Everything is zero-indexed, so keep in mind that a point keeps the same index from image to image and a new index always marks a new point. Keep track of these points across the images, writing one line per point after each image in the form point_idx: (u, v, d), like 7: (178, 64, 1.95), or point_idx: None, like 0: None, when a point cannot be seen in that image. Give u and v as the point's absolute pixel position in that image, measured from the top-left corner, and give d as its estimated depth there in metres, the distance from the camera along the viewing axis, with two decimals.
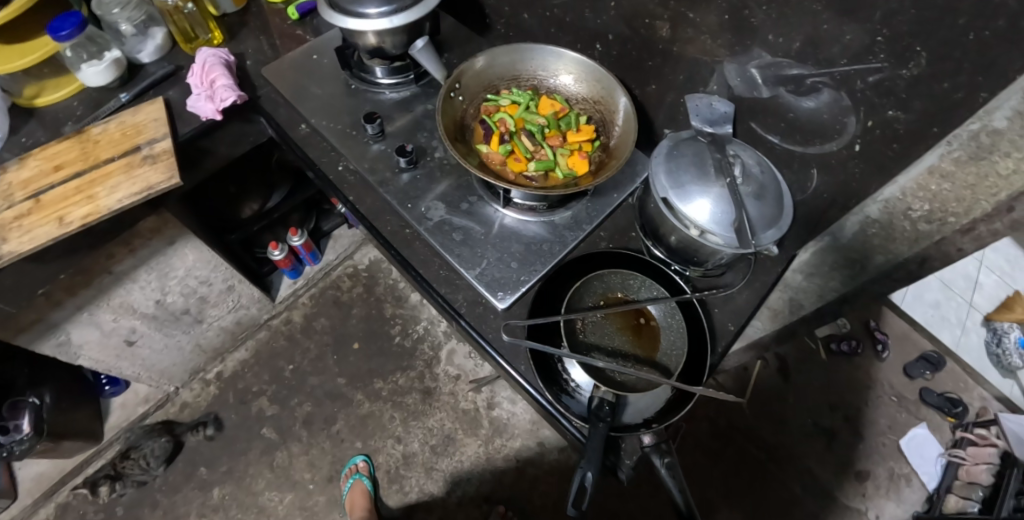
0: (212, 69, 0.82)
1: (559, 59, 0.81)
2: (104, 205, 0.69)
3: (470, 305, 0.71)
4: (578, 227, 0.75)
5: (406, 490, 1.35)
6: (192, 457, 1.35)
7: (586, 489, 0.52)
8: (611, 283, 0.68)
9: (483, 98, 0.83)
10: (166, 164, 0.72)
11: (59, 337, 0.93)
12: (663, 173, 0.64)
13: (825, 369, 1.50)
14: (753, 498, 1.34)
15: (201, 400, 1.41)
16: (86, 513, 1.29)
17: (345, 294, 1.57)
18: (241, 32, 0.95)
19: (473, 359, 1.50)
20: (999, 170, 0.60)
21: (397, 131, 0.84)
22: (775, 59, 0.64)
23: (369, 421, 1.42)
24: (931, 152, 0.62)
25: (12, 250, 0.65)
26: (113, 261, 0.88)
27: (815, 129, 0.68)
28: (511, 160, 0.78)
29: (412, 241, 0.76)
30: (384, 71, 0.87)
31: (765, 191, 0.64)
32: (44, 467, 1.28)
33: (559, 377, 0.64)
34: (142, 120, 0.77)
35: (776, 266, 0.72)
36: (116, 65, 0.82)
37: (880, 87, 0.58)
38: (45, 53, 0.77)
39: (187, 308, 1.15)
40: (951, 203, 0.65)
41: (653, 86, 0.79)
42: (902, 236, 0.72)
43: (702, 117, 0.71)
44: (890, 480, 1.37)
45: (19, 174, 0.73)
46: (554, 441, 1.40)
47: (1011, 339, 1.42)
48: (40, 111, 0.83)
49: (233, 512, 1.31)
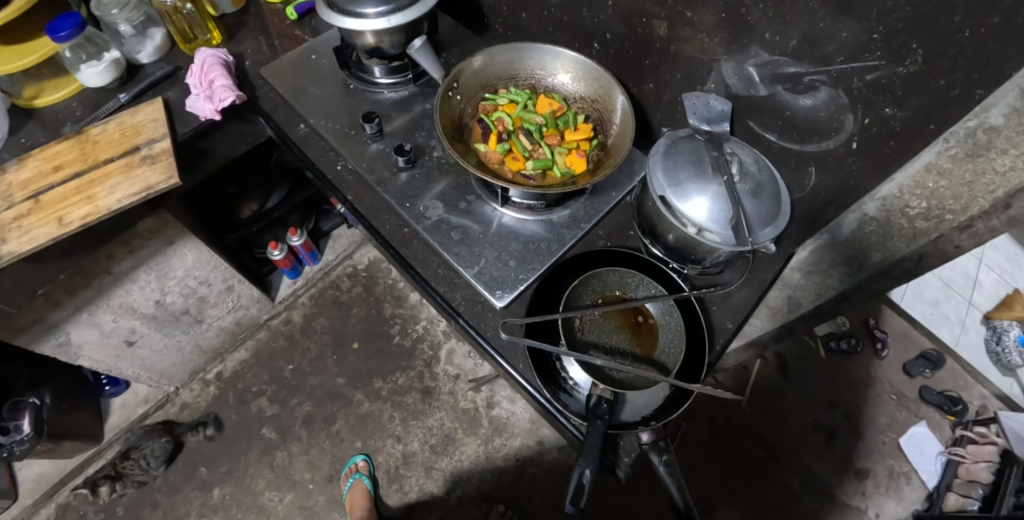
0: (211, 70, 0.82)
1: (557, 58, 0.81)
2: (104, 205, 0.69)
3: (468, 304, 0.71)
4: (576, 225, 0.76)
5: (406, 490, 1.35)
6: (193, 457, 1.36)
7: (584, 486, 0.53)
8: (609, 281, 0.68)
9: (481, 97, 0.83)
10: (165, 164, 0.73)
11: (59, 337, 0.93)
12: (661, 172, 0.64)
13: (825, 368, 1.50)
14: (753, 496, 1.34)
15: (201, 401, 1.42)
16: (87, 513, 1.29)
17: (345, 294, 1.57)
18: (240, 32, 0.96)
19: (473, 358, 1.50)
20: (997, 168, 0.57)
21: (396, 131, 0.84)
22: (772, 57, 0.64)
23: (369, 420, 1.42)
24: (928, 149, 0.60)
25: (12, 250, 0.66)
26: (112, 261, 0.88)
27: (811, 127, 0.69)
28: (509, 159, 0.78)
29: (410, 240, 0.76)
30: (383, 70, 0.87)
31: (762, 189, 0.64)
32: (45, 467, 1.28)
33: (557, 375, 0.65)
34: (141, 120, 0.78)
35: (774, 264, 0.73)
36: (115, 65, 0.83)
37: (877, 85, 0.58)
38: (45, 53, 0.77)
39: (187, 308, 1.15)
40: (949, 201, 0.63)
41: (650, 84, 0.80)
42: (900, 234, 0.70)
43: (700, 115, 0.74)
44: (889, 478, 1.37)
45: (19, 175, 0.73)
46: (553, 440, 1.40)
47: (1011, 337, 1.43)
48: (40, 112, 0.83)
49: (233, 512, 1.31)
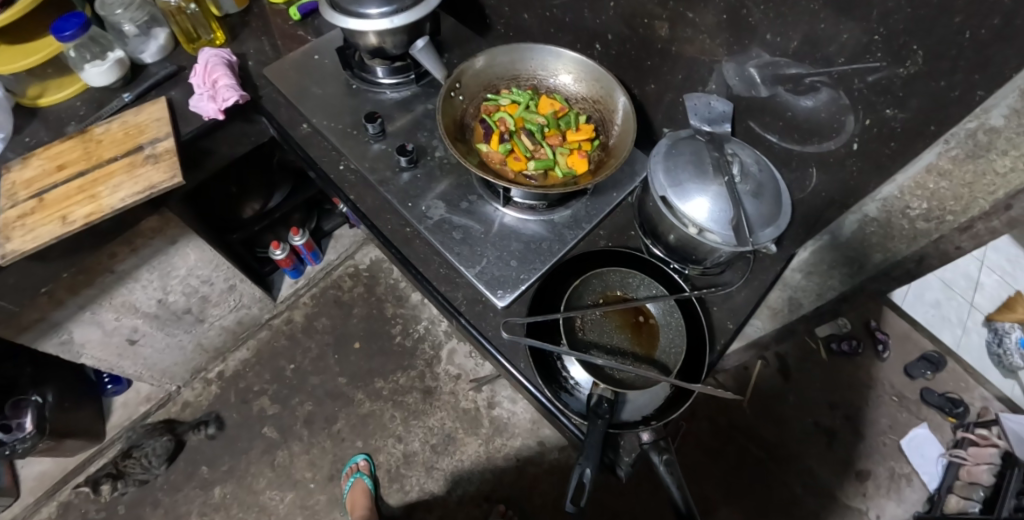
0: (214, 70, 0.83)
1: (558, 59, 0.81)
2: (107, 205, 0.69)
3: (470, 303, 0.71)
4: (577, 226, 0.76)
5: (407, 489, 1.35)
6: (194, 455, 1.36)
7: (584, 485, 0.53)
8: (610, 281, 0.69)
9: (483, 98, 0.83)
10: (168, 164, 0.73)
11: (61, 336, 0.93)
12: (662, 172, 0.64)
13: (825, 369, 1.50)
14: (753, 497, 1.34)
15: (202, 400, 1.42)
16: (88, 511, 1.29)
17: (346, 294, 1.57)
18: (243, 33, 0.96)
19: (473, 358, 1.50)
20: (997, 169, 0.57)
21: (397, 131, 0.84)
22: (773, 58, 0.65)
23: (369, 420, 1.42)
24: (928, 150, 0.60)
25: (16, 249, 0.66)
26: (115, 260, 0.89)
27: (812, 128, 0.68)
28: (511, 159, 0.79)
29: (412, 240, 0.76)
30: (385, 71, 0.88)
31: (763, 190, 0.64)
32: (47, 466, 1.29)
33: (558, 375, 0.65)
34: (144, 120, 0.78)
35: (774, 265, 0.73)
36: (119, 65, 0.83)
37: (878, 86, 0.58)
38: (49, 53, 0.77)
39: (189, 307, 1.16)
40: (949, 202, 0.64)
41: (652, 85, 0.81)
42: (900, 234, 0.71)
43: (701, 115, 0.74)
44: (890, 480, 1.37)
45: (23, 174, 0.73)
46: (554, 441, 1.40)
47: (1012, 339, 1.43)
48: (44, 111, 0.83)
49: (234, 511, 1.31)
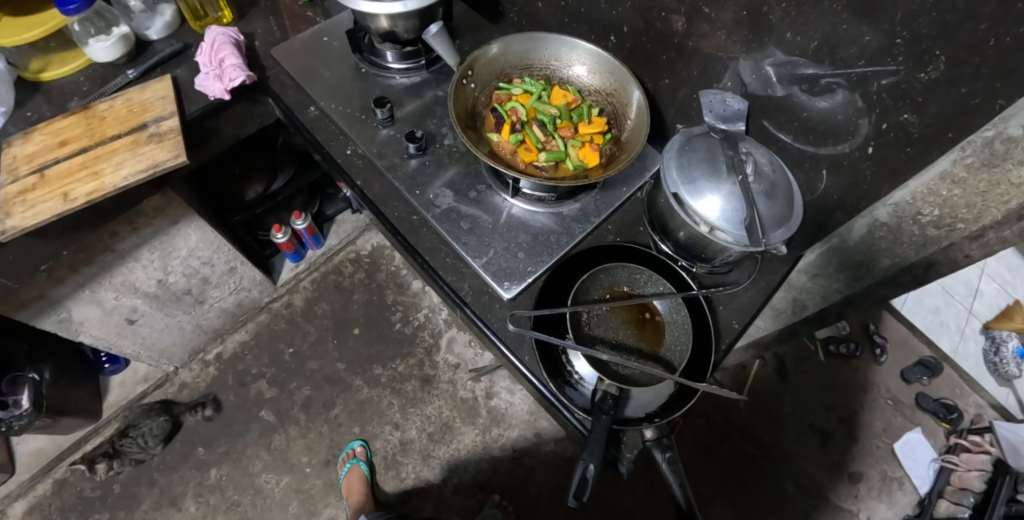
0: (220, 48, 0.81)
1: (573, 49, 0.80)
2: (110, 182, 0.68)
3: (475, 294, 0.71)
4: (586, 220, 0.75)
5: (404, 476, 1.36)
6: (191, 437, 1.36)
7: (587, 480, 0.53)
8: (617, 276, 0.68)
9: (495, 86, 0.82)
10: (172, 142, 0.72)
11: (60, 314, 0.92)
12: (675, 168, 0.64)
13: (823, 370, 1.52)
14: (744, 494, 1.36)
15: (200, 381, 1.42)
16: (84, 490, 1.29)
17: (347, 279, 1.57)
18: (252, 12, 0.94)
19: (473, 348, 1.50)
20: (1011, 179, 0.54)
21: (407, 116, 0.83)
22: (790, 57, 0.64)
23: (367, 406, 1.42)
24: (944, 156, 0.59)
25: (14, 225, 0.65)
26: (116, 239, 0.87)
27: (828, 129, 0.68)
28: (522, 149, 0.78)
29: (419, 228, 0.75)
30: (395, 55, 0.86)
31: (776, 190, 0.64)
32: (43, 443, 1.28)
33: (562, 368, 0.64)
34: (149, 97, 0.77)
35: (782, 265, 0.74)
36: (123, 40, 0.81)
37: (897, 90, 0.57)
38: (53, 25, 0.75)
39: (188, 288, 1.15)
40: (961, 210, 0.61)
41: (666, 79, 0.80)
42: (909, 239, 0.68)
43: (715, 113, 0.72)
44: (881, 482, 1.38)
45: (24, 149, 0.72)
46: (551, 433, 1.41)
47: (1009, 348, 1.44)
48: (46, 86, 0.82)
49: (229, 494, 1.32)
